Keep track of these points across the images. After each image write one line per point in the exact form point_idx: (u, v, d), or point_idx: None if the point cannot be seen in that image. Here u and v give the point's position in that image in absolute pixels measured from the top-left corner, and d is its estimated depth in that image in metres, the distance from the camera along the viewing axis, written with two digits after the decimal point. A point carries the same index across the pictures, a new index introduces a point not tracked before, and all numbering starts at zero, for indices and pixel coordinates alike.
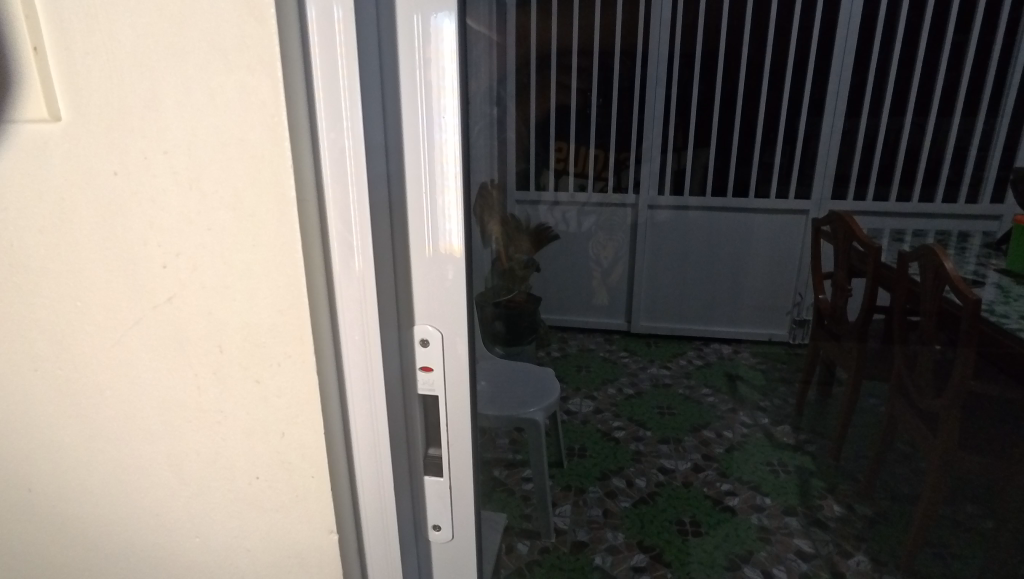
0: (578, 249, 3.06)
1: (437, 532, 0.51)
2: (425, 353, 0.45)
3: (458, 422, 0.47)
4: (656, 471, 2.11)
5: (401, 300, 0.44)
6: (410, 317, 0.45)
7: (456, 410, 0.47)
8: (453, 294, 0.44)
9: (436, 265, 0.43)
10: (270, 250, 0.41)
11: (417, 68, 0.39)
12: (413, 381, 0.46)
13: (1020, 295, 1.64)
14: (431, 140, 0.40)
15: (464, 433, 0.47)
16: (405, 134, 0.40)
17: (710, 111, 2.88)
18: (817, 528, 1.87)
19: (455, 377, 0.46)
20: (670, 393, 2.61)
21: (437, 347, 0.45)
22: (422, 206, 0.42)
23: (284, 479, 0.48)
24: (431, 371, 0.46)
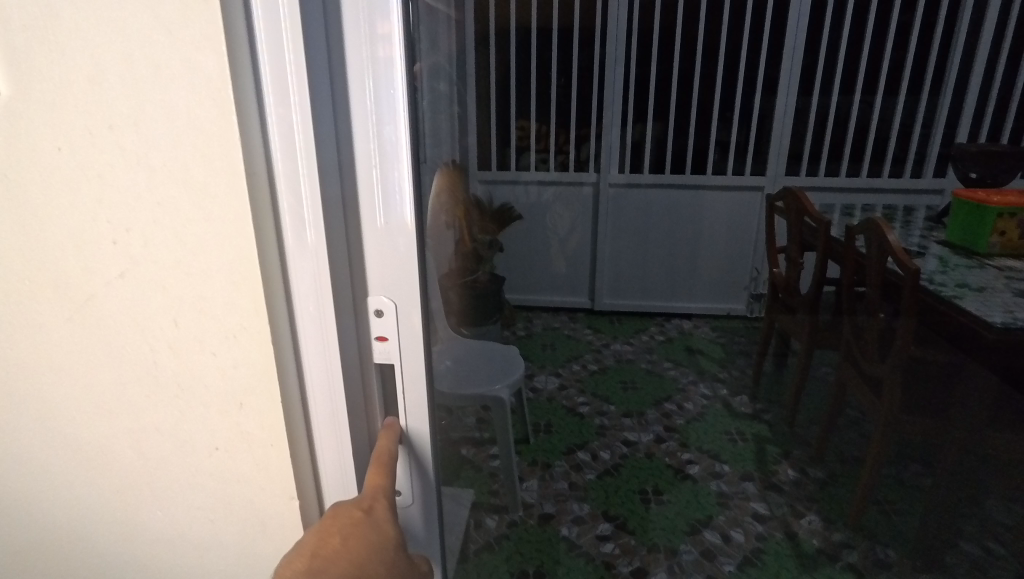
0: (539, 227, 3.08)
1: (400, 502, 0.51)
2: (379, 321, 0.45)
3: (415, 392, 0.48)
4: (620, 444, 2.17)
5: (354, 271, 0.44)
6: (364, 287, 0.45)
7: (414, 378, 0.47)
8: (408, 264, 0.44)
9: (388, 236, 0.43)
10: (221, 224, 0.42)
11: (363, 31, 0.38)
12: (370, 350, 0.47)
13: (958, 265, 1.73)
14: (380, 105, 0.40)
15: (422, 401, 0.48)
16: (352, 101, 0.40)
17: (668, 90, 2.91)
18: (773, 491, 1.95)
19: (410, 347, 0.46)
20: (633, 368, 2.67)
21: (391, 317, 0.45)
22: (373, 174, 0.41)
23: (244, 449, 0.48)
24: (386, 341, 0.46)
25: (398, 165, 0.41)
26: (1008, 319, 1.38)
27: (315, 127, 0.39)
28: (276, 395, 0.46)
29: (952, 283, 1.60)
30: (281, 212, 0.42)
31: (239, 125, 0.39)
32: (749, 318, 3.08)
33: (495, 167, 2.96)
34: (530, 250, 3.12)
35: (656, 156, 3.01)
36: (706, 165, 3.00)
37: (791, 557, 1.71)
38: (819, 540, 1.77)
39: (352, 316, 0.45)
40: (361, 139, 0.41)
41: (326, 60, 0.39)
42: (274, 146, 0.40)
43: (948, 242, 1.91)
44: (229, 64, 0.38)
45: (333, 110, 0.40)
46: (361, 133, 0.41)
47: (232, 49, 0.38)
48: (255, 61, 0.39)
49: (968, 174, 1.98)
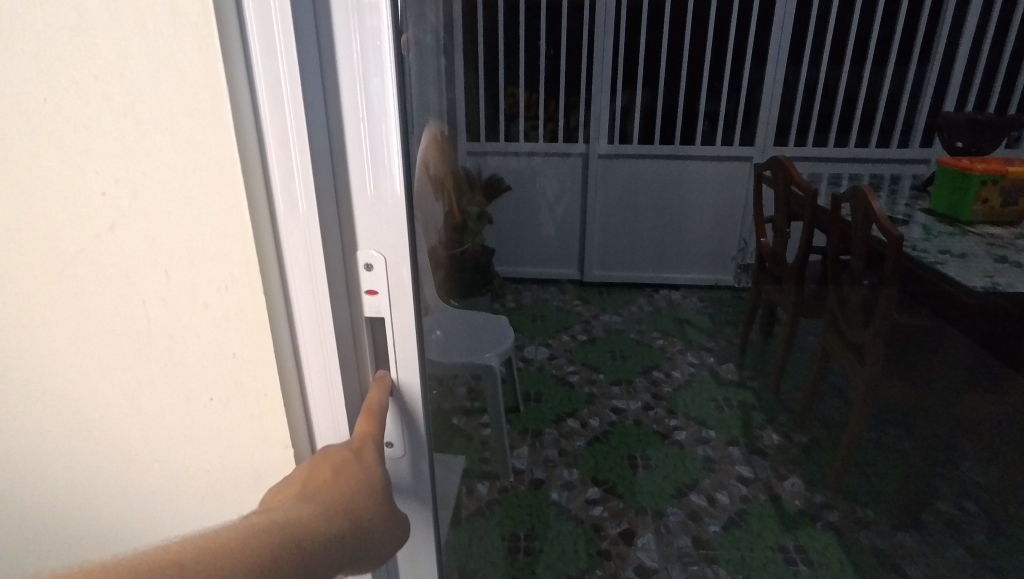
0: (528, 198, 3.08)
1: (391, 453, 0.53)
2: (369, 274, 0.46)
3: (405, 344, 0.49)
4: (609, 411, 2.21)
5: (343, 224, 0.45)
6: (354, 240, 0.45)
7: (404, 331, 0.48)
8: (397, 218, 0.45)
9: (376, 190, 0.43)
10: (210, 175, 0.42)
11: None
12: (360, 303, 0.47)
13: (941, 232, 1.75)
14: (366, 57, 0.40)
15: (413, 353, 0.49)
16: (338, 52, 0.40)
17: (657, 59, 2.89)
18: (757, 456, 2.00)
19: (400, 301, 0.47)
20: (622, 338, 2.70)
21: (381, 269, 0.46)
22: (360, 127, 0.42)
23: (238, 400, 0.49)
24: (376, 295, 0.47)
25: (385, 119, 0.41)
26: (988, 284, 1.40)
27: (301, 79, 0.39)
28: (269, 346, 0.47)
29: (934, 250, 1.62)
30: (270, 164, 0.42)
31: (226, 75, 0.39)
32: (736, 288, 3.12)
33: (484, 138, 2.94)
34: (519, 222, 3.12)
35: (645, 127, 3.00)
36: (695, 135, 3.00)
37: (773, 517, 1.76)
38: (801, 501, 1.82)
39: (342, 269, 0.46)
40: (348, 93, 0.41)
41: (312, 13, 0.39)
42: (261, 97, 0.40)
43: (932, 210, 1.93)
44: (214, 14, 0.38)
45: (320, 63, 0.40)
46: (347, 86, 0.41)
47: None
48: (240, 11, 0.38)
49: (954, 143, 2.00)
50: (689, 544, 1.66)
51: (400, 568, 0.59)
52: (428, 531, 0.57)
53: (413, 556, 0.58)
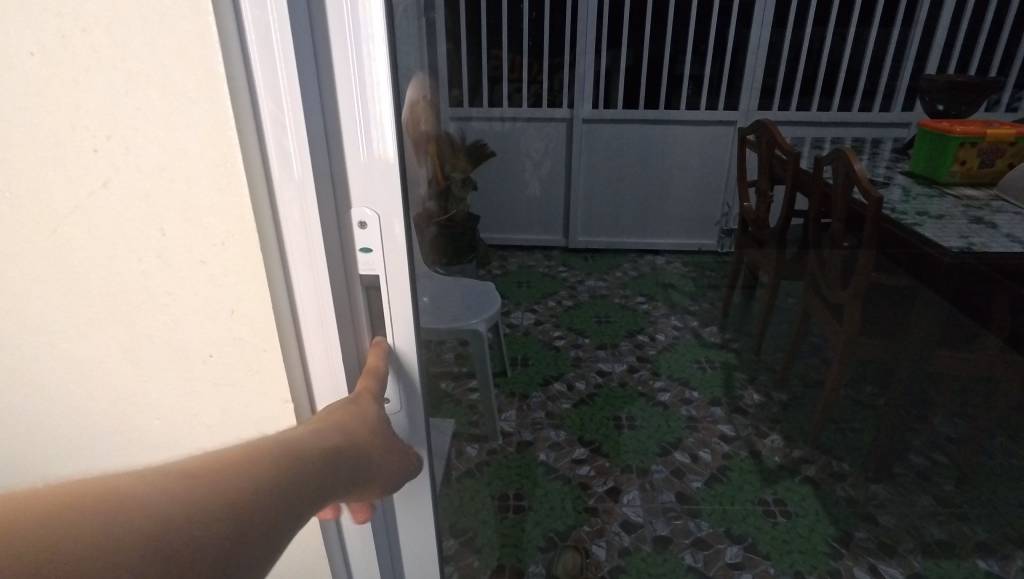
0: (512, 164, 3.06)
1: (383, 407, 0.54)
2: (363, 232, 0.47)
3: (400, 302, 0.50)
4: (595, 374, 2.25)
5: (337, 182, 0.45)
6: (348, 197, 0.46)
7: (398, 289, 0.50)
8: (391, 175, 0.45)
9: (369, 150, 0.44)
10: (203, 129, 0.42)
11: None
12: (355, 260, 0.48)
13: (920, 194, 1.79)
14: (355, 10, 0.40)
15: (409, 311, 0.50)
16: (329, 7, 0.40)
17: (642, 20, 2.85)
18: (739, 414, 2.06)
19: (393, 259, 0.48)
20: (607, 303, 2.74)
21: (375, 226, 0.46)
22: (352, 83, 0.42)
23: (236, 355, 0.51)
24: (371, 253, 0.48)
25: (377, 76, 0.42)
26: (964, 245, 1.45)
27: (292, 33, 0.39)
28: (266, 302, 0.48)
29: (913, 212, 1.66)
30: (262, 121, 0.42)
31: (216, 27, 0.39)
32: (719, 253, 3.16)
33: (467, 103, 2.89)
34: (505, 188, 3.11)
35: (629, 91, 2.98)
36: (680, 99, 2.98)
37: (754, 472, 1.82)
38: (780, 457, 1.88)
39: (335, 227, 0.47)
40: (339, 49, 0.41)
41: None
42: (252, 52, 0.40)
43: (911, 172, 1.96)
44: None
45: (311, 17, 0.40)
46: (337, 42, 0.41)
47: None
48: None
49: (935, 106, 2.02)
50: (673, 499, 1.72)
51: (397, 518, 0.62)
52: (423, 482, 0.60)
53: (409, 506, 0.61)
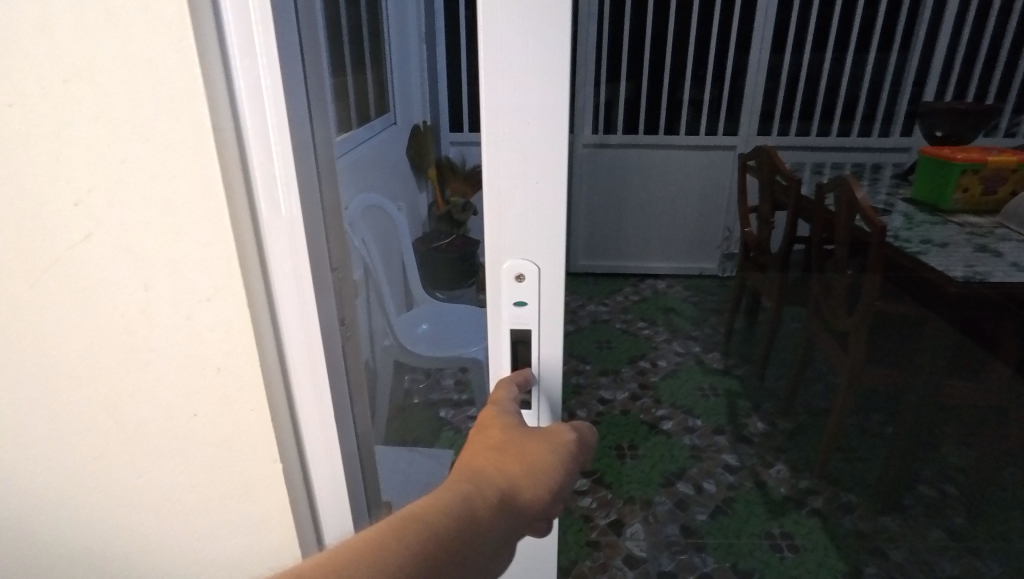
0: None
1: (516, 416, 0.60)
2: (522, 284, 0.54)
3: (548, 351, 0.57)
4: (596, 401, 2.22)
5: (497, 239, 0.53)
6: (511, 254, 0.53)
7: (548, 336, 0.56)
8: (555, 240, 0.52)
9: (534, 221, 0.52)
10: (190, 183, 0.44)
11: (552, 44, 0.46)
12: (509, 309, 0.55)
13: (922, 221, 1.78)
14: (542, 105, 0.47)
15: (557, 359, 0.57)
16: (521, 103, 0.47)
17: (642, 43, 2.87)
18: (743, 443, 2.02)
19: (546, 311, 0.55)
20: (608, 327, 2.72)
21: (534, 279, 0.54)
22: (526, 164, 0.50)
23: (222, 408, 0.51)
24: (525, 305, 0.55)
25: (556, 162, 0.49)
26: (970, 272, 1.44)
27: (280, 85, 0.43)
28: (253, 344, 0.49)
29: (917, 239, 1.64)
30: (251, 168, 0.45)
31: (204, 80, 0.42)
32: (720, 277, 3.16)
33: None
34: None
35: (629, 116, 3.00)
36: (679, 124, 2.98)
37: (760, 504, 1.78)
38: (786, 488, 1.84)
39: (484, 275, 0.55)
40: (530, 132, 0.48)
41: (508, 65, 0.46)
42: (243, 103, 0.43)
43: (913, 199, 1.95)
44: (192, 23, 0.40)
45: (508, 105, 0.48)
46: (524, 127, 0.48)
47: (196, 8, 0.40)
48: (221, 20, 0.41)
49: (934, 132, 2.01)
50: (677, 532, 1.68)
51: None
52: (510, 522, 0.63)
53: None
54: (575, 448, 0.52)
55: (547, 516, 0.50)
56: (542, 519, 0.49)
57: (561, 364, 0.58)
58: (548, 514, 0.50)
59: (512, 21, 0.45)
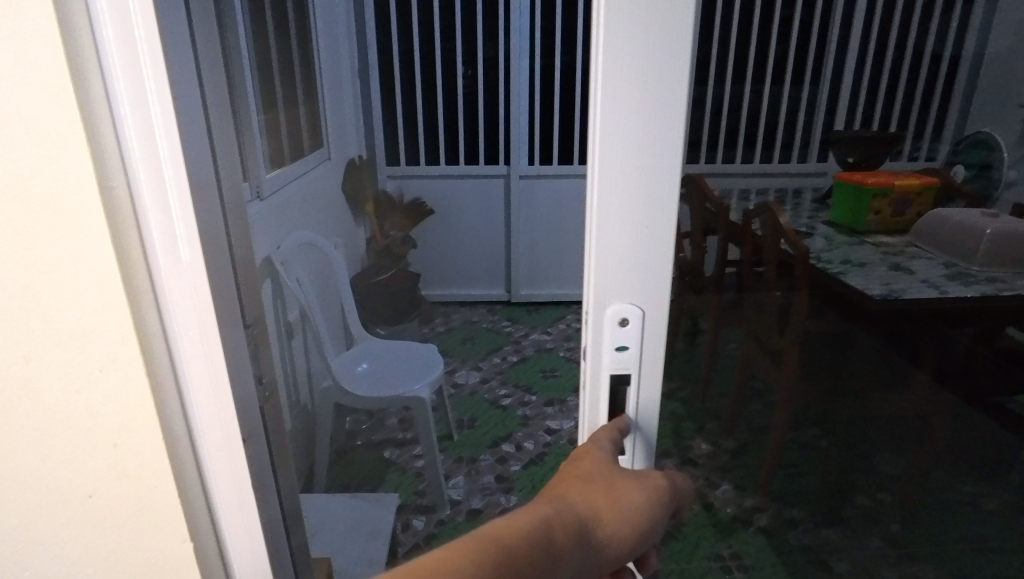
0: (454, 223, 3.13)
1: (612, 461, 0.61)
2: (624, 329, 0.55)
3: (645, 396, 0.59)
4: (544, 432, 2.20)
5: (601, 286, 0.54)
6: (616, 300, 0.54)
7: (644, 380, 0.58)
8: (655, 289, 0.54)
9: (643, 265, 0.53)
10: (79, 236, 0.49)
11: (667, 103, 0.48)
12: (611, 352, 0.57)
13: (842, 242, 1.88)
14: (660, 152, 0.49)
15: (654, 404, 0.58)
16: (643, 150, 0.49)
17: (573, 78, 2.91)
18: (689, 465, 2.05)
19: (646, 355, 0.57)
20: (552, 356, 2.72)
21: (637, 325, 0.55)
22: (641, 207, 0.51)
23: (116, 445, 0.55)
24: (627, 350, 0.56)
25: (666, 213, 0.51)
26: (886, 291, 1.51)
27: (174, 151, 0.47)
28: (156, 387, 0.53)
29: (838, 260, 1.72)
30: (146, 220, 0.48)
31: (91, 143, 0.46)
32: None
33: (405, 162, 3.02)
34: (448, 244, 3.17)
35: (564, 148, 3.06)
36: None
37: (709, 526, 1.79)
38: (732, 507, 1.86)
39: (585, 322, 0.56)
40: (643, 177, 0.50)
41: (625, 122, 0.48)
42: (136, 161, 0.47)
43: (834, 221, 2.04)
44: (81, 112, 0.46)
45: (620, 161, 0.50)
46: (641, 171, 0.50)
47: (85, 99, 0.46)
48: (111, 98, 0.45)
49: (845, 159, 2.13)
50: None
51: None
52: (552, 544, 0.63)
53: None
54: (663, 492, 0.56)
55: (628, 555, 0.54)
56: (621, 555, 0.53)
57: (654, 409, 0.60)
58: (626, 555, 0.54)
59: (629, 80, 0.47)
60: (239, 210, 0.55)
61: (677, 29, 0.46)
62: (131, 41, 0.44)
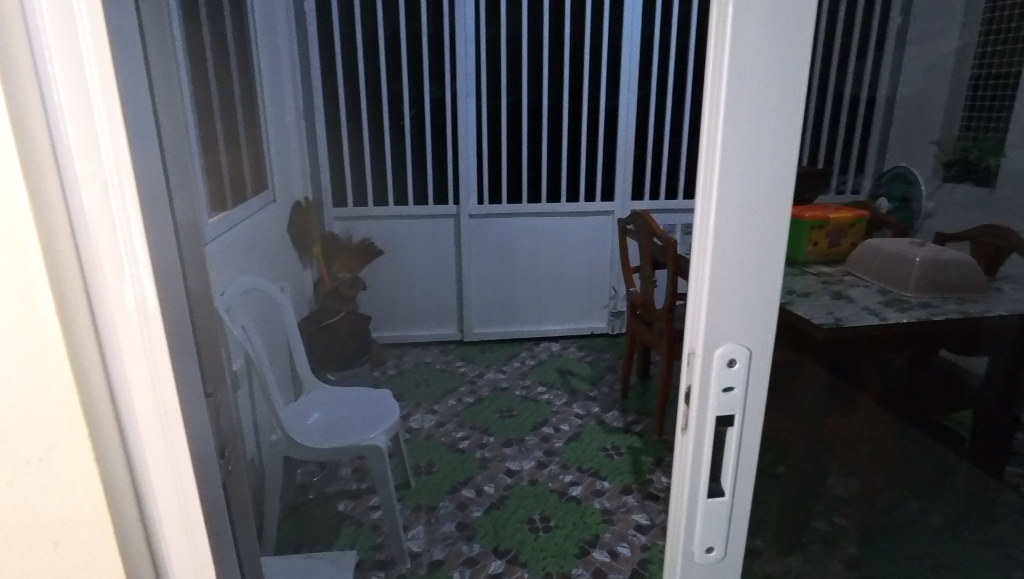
0: (404, 264, 3.09)
1: (715, 497, 0.66)
2: (731, 370, 0.60)
3: (748, 435, 0.64)
4: (504, 474, 2.16)
5: (711, 327, 0.59)
6: (725, 342, 0.59)
7: (747, 420, 0.63)
8: (762, 325, 0.60)
9: (751, 302, 0.59)
10: (17, 283, 0.48)
11: (777, 164, 0.55)
12: (717, 395, 0.61)
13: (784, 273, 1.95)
14: (771, 197, 0.56)
15: (752, 442, 0.64)
16: (755, 198, 0.56)
17: (519, 119, 2.99)
18: (651, 500, 2.03)
19: (750, 393, 0.62)
20: (508, 395, 2.69)
21: (742, 364, 0.60)
22: (750, 250, 0.57)
23: (49, 501, 0.52)
24: (732, 391, 0.61)
25: (774, 259, 0.58)
26: (832, 320, 1.58)
27: (137, 229, 0.50)
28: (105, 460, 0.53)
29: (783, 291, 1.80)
30: (95, 266, 0.49)
31: (34, 191, 0.47)
32: (611, 334, 3.27)
33: (352, 204, 2.98)
34: (398, 285, 3.12)
35: (512, 187, 3.09)
36: (560, 191, 3.11)
37: None
38: None
39: (695, 364, 0.61)
40: (752, 220, 0.56)
41: (738, 171, 0.55)
42: (85, 207, 0.48)
43: None
44: (25, 160, 0.46)
45: (732, 214, 0.56)
46: (753, 216, 0.56)
47: (29, 148, 0.46)
48: (67, 182, 0.47)
49: None
50: None
51: None
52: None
53: None
54: None
55: None
56: None
57: (752, 448, 0.65)
58: None
59: (743, 144, 0.54)
60: (196, 270, 0.59)
61: (787, 102, 0.54)
62: (87, 99, 0.46)
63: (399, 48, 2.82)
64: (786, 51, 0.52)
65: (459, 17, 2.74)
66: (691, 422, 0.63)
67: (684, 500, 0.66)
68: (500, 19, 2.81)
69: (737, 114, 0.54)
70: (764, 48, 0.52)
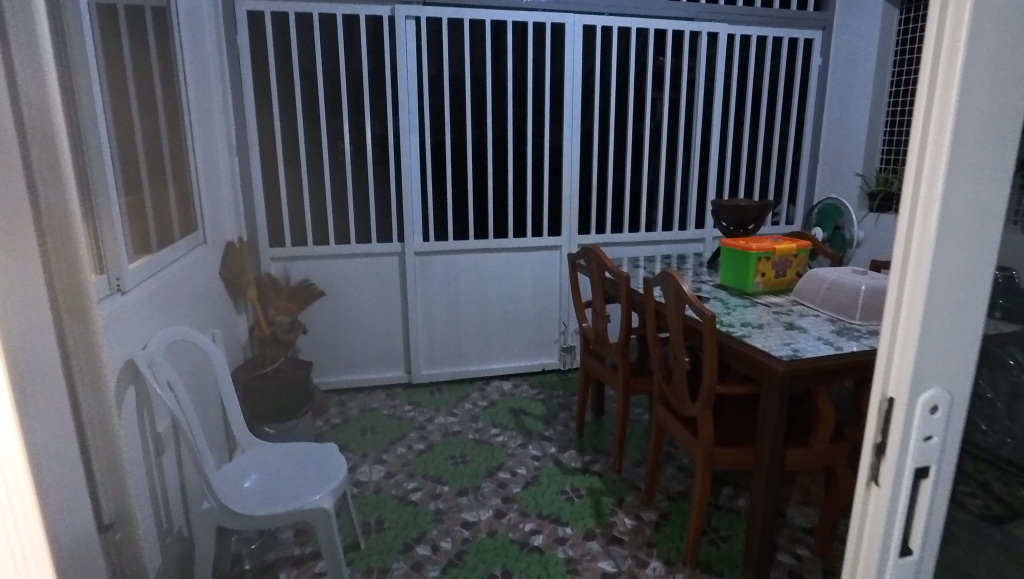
0: (346, 305, 2.94)
1: (904, 557, 0.66)
2: (935, 417, 0.61)
3: (942, 483, 0.65)
4: (460, 527, 2.02)
5: (917, 375, 0.60)
6: (932, 390, 0.60)
7: (943, 466, 0.64)
8: (964, 372, 0.61)
9: (955, 350, 0.60)
10: None
11: (992, 215, 0.57)
12: (918, 444, 0.62)
13: (736, 303, 1.96)
14: (982, 249, 0.57)
15: (946, 491, 0.65)
16: (972, 248, 0.57)
17: (463, 155, 2.93)
18: (615, 544, 1.95)
19: (948, 439, 0.63)
20: (461, 440, 2.57)
21: (945, 410, 0.61)
22: (959, 299, 0.58)
23: None
24: (932, 438, 0.62)
25: (978, 306, 0.59)
26: (790, 352, 1.57)
27: None
28: None
29: (737, 323, 1.79)
30: None
31: None
32: (563, 370, 3.22)
33: (288, 244, 2.83)
34: (339, 327, 2.96)
35: (457, 223, 3.01)
36: (507, 227, 3.06)
37: None
38: None
39: (894, 411, 0.62)
40: (964, 269, 0.58)
41: (958, 220, 0.56)
42: None
43: (724, 285, 2.15)
44: None
45: (949, 261, 0.57)
46: (966, 268, 0.58)
47: None
48: None
49: (723, 225, 2.29)
50: None
51: None
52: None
53: None
54: None
55: None
56: None
57: (944, 498, 0.65)
58: None
59: (963, 195, 0.56)
60: None
61: (1004, 157, 0.56)
62: None
63: (338, 87, 2.73)
64: (1007, 110, 0.54)
65: (400, 53, 2.70)
66: (886, 474, 0.63)
67: (873, 559, 0.66)
68: (443, 56, 2.77)
69: (963, 160, 0.55)
70: (991, 111, 0.54)
